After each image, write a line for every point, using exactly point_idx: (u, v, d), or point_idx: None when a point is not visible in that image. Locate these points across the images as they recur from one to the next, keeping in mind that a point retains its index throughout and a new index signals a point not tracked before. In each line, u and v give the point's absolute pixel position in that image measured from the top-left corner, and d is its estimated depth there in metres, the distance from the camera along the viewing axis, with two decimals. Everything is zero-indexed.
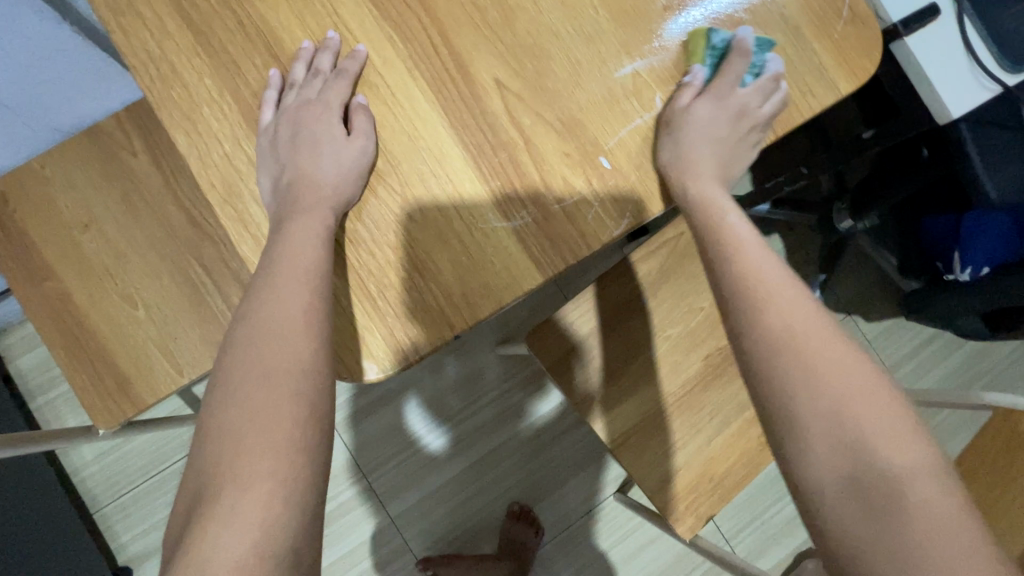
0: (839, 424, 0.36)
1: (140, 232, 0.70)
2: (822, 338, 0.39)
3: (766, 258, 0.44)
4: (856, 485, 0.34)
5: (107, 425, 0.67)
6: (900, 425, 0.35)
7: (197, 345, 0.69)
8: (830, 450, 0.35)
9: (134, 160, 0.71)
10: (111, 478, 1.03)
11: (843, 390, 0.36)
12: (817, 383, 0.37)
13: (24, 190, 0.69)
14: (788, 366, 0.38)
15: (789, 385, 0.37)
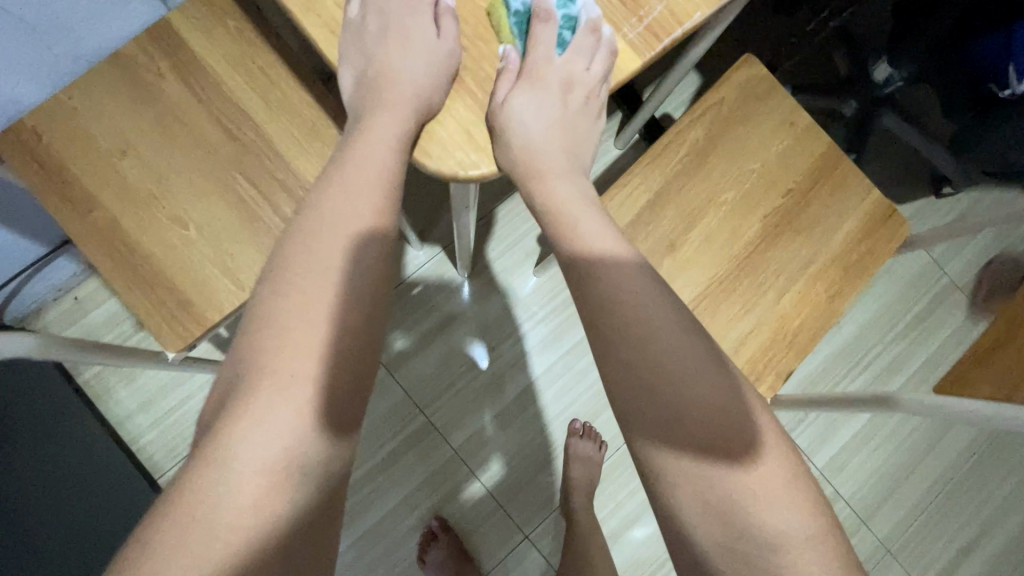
0: (720, 495, 0.45)
1: (179, 152, 0.68)
2: (713, 413, 0.47)
3: (650, 300, 0.52)
4: (740, 542, 0.44)
5: (176, 347, 0.66)
6: (770, 485, 0.45)
7: (255, 258, 0.68)
8: (704, 512, 0.45)
9: (162, 80, 0.69)
10: (172, 441, 1.04)
11: (731, 463, 0.46)
12: (715, 465, 0.45)
13: (56, 124, 0.67)
14: (699, 460, 0.46)
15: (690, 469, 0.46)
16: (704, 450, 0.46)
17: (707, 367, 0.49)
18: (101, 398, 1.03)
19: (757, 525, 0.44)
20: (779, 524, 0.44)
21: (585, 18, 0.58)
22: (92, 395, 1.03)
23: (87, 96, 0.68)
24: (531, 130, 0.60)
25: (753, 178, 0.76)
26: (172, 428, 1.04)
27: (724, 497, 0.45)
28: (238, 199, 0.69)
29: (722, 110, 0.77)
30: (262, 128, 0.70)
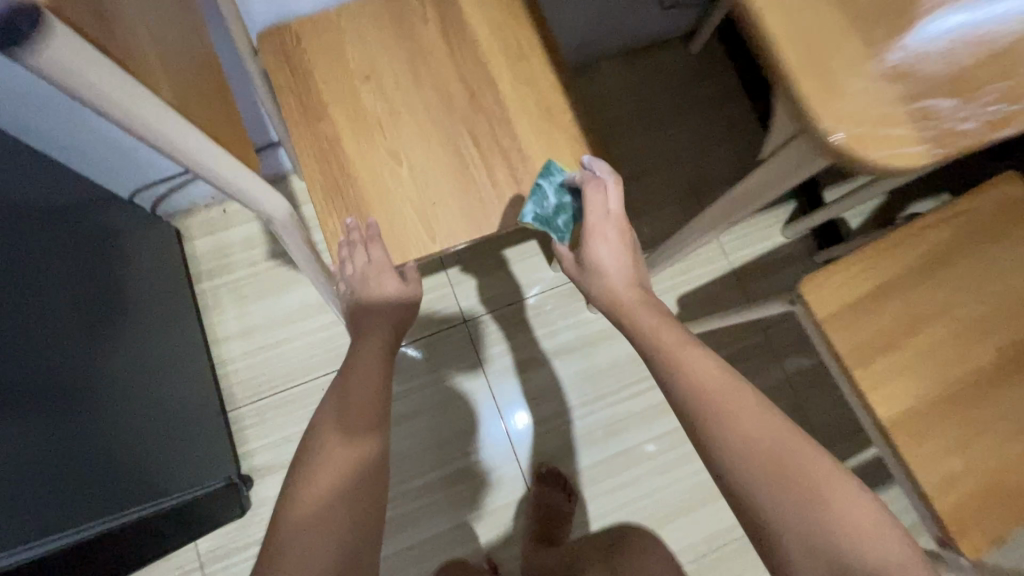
0: (806, 527, 0.45)
1: (418, 93, 0.68)
2: (778, 455, 0.48)
3: (699, 360, 0.54)
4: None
5: (349, 276, 0.64)
6: (854, 521, 0.45)
7: (455, 215, 0.65)
8: (811, 556, 0.44)
9: (425, 26, 0.70)
10: (256, 378, 1.00)
11: (816, 500, 0.46)
12: (797, 501, 0.45)
13: (317, 36, 0.68)
14: (786, 502, 0.46)
15: (779, 510, 0.46)
16: (786, 494, 0.46)
17: (758, 412, 0.50)
18: (208, 313, 1.02)
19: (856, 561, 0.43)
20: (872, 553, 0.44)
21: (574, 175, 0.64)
22: (202, 306, 1.02)
23: (354, 20, 0.69)
24: (614, 283, 0.63)
25: (999, 303, 0.66)
26: (258, 367, 1.01)
27: (817, 530, 0.44)
28: (458, 154, 0.67)
29: (975, 220, 0.69)
30: (501, 95, 0.69)
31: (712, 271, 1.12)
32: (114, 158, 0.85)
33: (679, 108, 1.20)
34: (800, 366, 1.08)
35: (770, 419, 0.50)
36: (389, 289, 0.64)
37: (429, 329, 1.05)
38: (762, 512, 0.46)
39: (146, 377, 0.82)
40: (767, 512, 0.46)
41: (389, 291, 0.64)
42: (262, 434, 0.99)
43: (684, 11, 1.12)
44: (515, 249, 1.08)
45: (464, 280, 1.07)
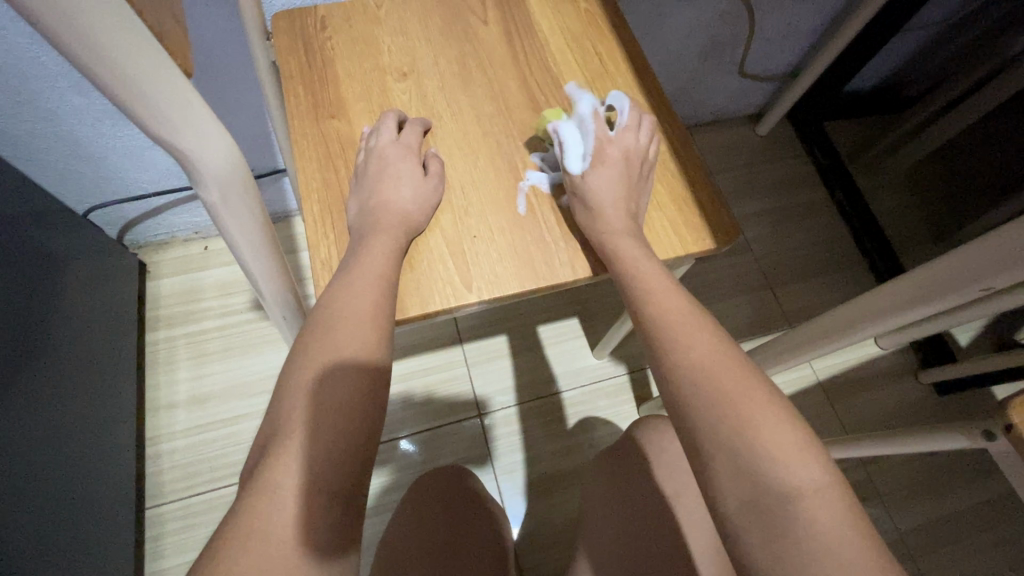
0: (720, 430, 0.33)
1: (467, 99, 0.52)
2: (700, 355, 0.37)
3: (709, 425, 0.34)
4: (754, 501, 0.31)
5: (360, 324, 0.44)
6: (789, 437, 0.33)
7: (500, 254, 0.46)
8: (726, 467, 0.32)
9: (484, 27, 0.55)
10: (192, 466, 0.75)
11: (740, 408, 0.34)
12: (719, 400, 0.34)
13: (349, 23, 0.54)
14: (707, 405, 0.34)
15: (697, 413, 0.34)
16: (704, 393, 0.35)
17: (693, 317, 0.39)
18: (155, 371, 0.80)
19: (770, 474, 0.31)
20: (795, 467, 0.31)
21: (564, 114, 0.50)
22: (149, 361, 0.80)
23: (396, 12, 0.55)
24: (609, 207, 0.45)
25: None
26: (203, 451, 0.76)
27: (730, 433, 0.33)
28: (513, 177, 0.49)
29: None
30: (575, 113, 0.53)
31: (795, 381, 0.89)
32: (76, 162, 0.67)
33: (747, 188, 1.05)
34: (919, 518, 0.81)
35: (707, 330, 0.38)
36: (410, 195, 0.45)
37: (432, 419, 0.81)
38: (684, 419, 0.35)
39: (29, 456, 0.56)
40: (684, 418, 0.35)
41: (406, 195, 0.45)
42: (185, 548, 0.71)
43: (759, 85, 1.01)
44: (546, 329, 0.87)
45: (484, 360, 0.84)
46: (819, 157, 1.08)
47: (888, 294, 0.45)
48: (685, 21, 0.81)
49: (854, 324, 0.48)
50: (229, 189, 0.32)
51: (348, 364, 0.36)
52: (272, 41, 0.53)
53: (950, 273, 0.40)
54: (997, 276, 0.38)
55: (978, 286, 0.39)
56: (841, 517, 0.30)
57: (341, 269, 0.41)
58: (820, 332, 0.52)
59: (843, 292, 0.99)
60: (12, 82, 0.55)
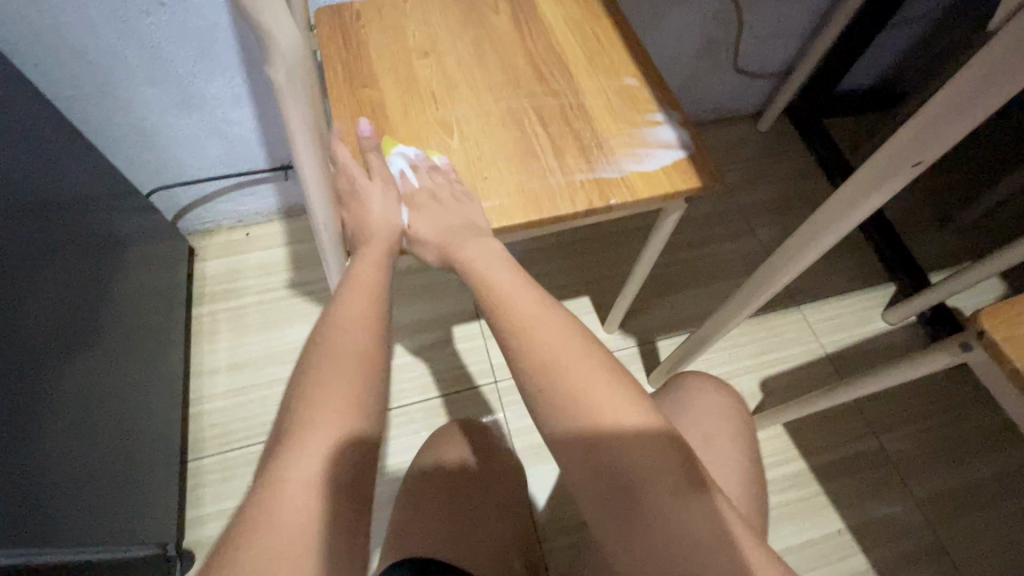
0: (580, 427, 0.37)
1: (480, 71, 0.60)
2: (545, 348, 0.40)
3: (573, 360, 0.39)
4: (591, 480, 0.37)
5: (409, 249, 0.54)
6: (613, 411, 0.38)
7: (512, 191, 0.53)
8: (580, 463, 0.37)
9: (495, 16, 0.64)
10: (232, 423, 0.81)
11: (593, 406, 0.38)
12: (574, 400, 0.38)
13: (380, 14, 0.63)
14: (576, 413, 0.38)
15: (556, 413, 0.38)
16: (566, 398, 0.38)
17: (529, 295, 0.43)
18: (199, 341, 0.87)
19: (614, 459, 0.37)
20: (634, 457, 0.37)
21: (538, 94, 0.58)
22: (194, 333, 0.88)
23: (419, 5, 0.64)
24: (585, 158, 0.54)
25: None
26: (239, 411, 0.82)
27: (581, 444, 0.37)
28: (520, 130, 0.56)
29: None
30: (575, 80, 0.60)
31: (803, 354, 0.91)
32: (143, 150, 0.77)
33: (749, 180, 1.10)
34: (934, 488, 0.81)
35: (569, 327, 0.41)
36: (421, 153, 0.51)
37: (451, 386, 0.86)
38: None
39: (89, 393, 0.63)
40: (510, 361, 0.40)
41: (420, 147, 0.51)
42: (221, 497, 0.77)
43: (756, 83, 1.08)
44: None
45: (496, 334, 0.90)
46: (818, 148, 1.12)
47: (839, 199, 0.49)
48: (679, 20, 0.89)
49: (814, 237, 0.53)
50: (296, 76, 0.36)
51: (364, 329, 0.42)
52: (316, 30, 0.62)
53: (887, 160, 0.45)
54: (927, 150, 0.42)
55: (910, 165, 0.44)
56: (681, 495, 0.36)
57: (379, 231, 0.50)
58: (791, 253, 0.55)
59: (852, 267, 1.00)
60: (101, 72, 0.66)
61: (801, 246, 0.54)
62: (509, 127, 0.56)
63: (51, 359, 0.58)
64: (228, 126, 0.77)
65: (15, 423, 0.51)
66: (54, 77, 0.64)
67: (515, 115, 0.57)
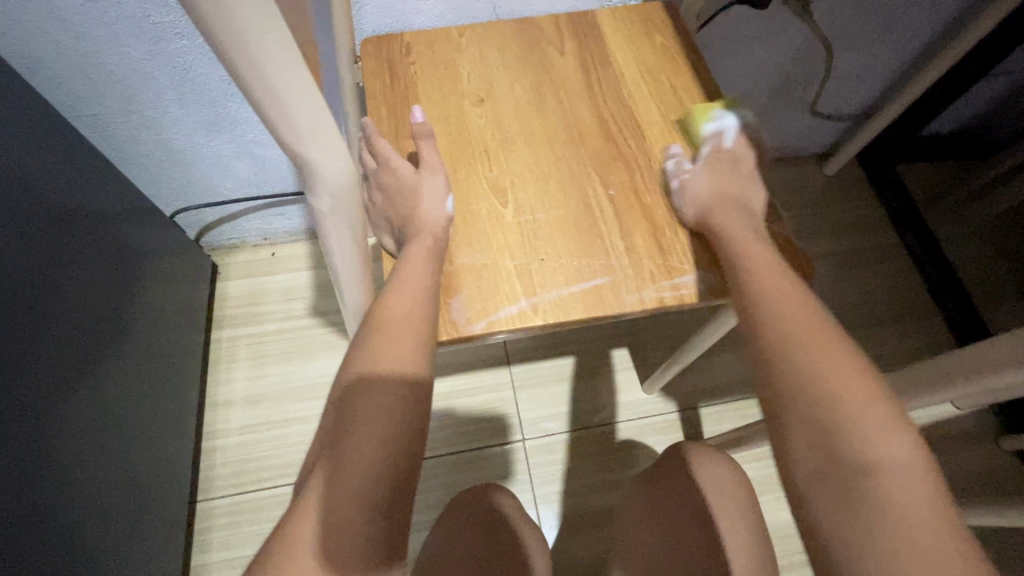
0: (813, 420, 0.35)
1: (540, 125, 0.53)
2: (815, 351, 0.38)
3: (833, 358, 0.37)
4: (828, 481, 0.33)
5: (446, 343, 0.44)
6: (878, 416, 0.34)
7: (569, 277, 0.46)
8: (808, 448, 0.35)
9: (560, 58, 0.56)
10: (245, 462, 0.78)
11: (830, 396, 0.35)
12: (820, 388, 0.36)
13: (432, 49, 0.56)
14: (807, 393, 0.36)
15: (790, 390, 0.37)
16: (811, 392, 0.36)
17: (778, 274, 0.43)
18: (217, 369, 0.83)
19: (852, 451, 0.33)
20: (890, 451, 0.33)
21: (604, 158, 0.51)
22: (213, 360, 0.84)
23: (477, 40, 0.57)
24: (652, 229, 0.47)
25: None
26: (255, 450, 0.79)
27: (816, 410, 0.36)
28: (583, 203, 0.49)
29: None
30: (648, 144, 0.52)
31: None
32: (170, 170, 0.73)
33: (813, 228, 1.00)
34: None
35: (812, 314, 0.40)
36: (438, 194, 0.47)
37: (478, 438, 0.81)
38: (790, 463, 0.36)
39: (98, 437, 0.59)
40: (774, 371, 0.38)
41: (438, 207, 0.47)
42: (230, 545, 0.74)
43: (831, 125, 0.98)
44: (574, 361, 0.86)
45: (530, 384, 0.84)
46: (890, 199, 1.01)
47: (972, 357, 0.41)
48: (759, 57, 0.80)
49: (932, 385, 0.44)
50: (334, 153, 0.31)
51: (392, 343, 0.37)
52: (360, 64, 0.56)
53: None
54: None
55: None
56: (916, 476, 0.32)
57: (424, 232, 0.46)
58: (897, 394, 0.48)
59: (917, 341, 0.92)
60: (127, 92, 0.60)
61: (908, 385, 0.46)
62: (570, 198, 0.49)
63: (54, 407, 0.53)
64: (260, 147, 0.72)
65: (10, 483, 0.47)
66: (78, 95, 0.59)
67: (580, 181, 0.50)
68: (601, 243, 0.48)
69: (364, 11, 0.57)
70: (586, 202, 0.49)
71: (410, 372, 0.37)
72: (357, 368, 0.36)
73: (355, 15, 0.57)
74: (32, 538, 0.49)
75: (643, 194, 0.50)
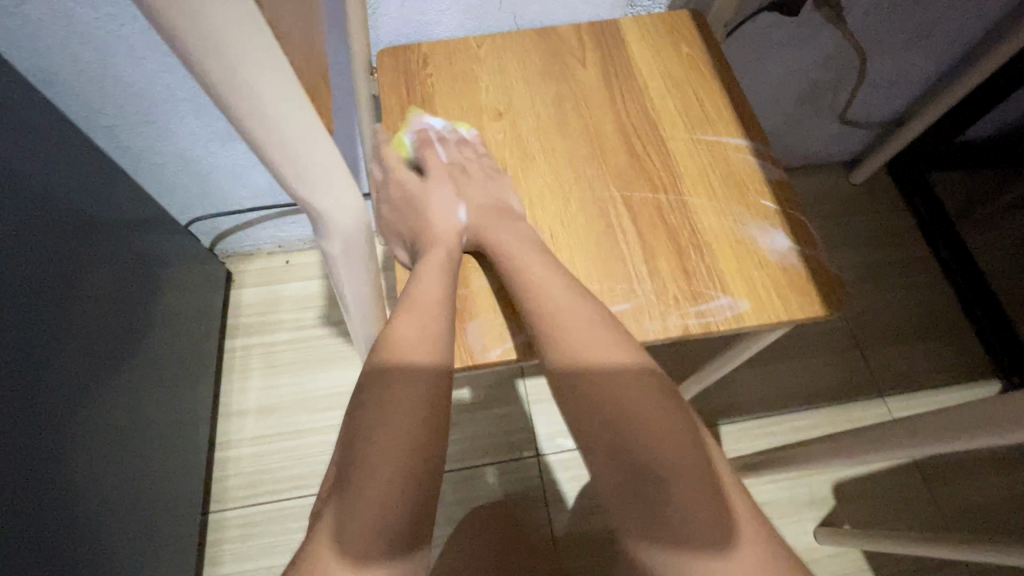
0: (610, 424, 0.34)
1: (561, 141, 0.51)
2: (585, 339, 0.37)
3: (583, 327, 0.38)
4: (624, 488, 0.33)
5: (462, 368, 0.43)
6: (671, 420, 0.34)
7: None
8: (607, 457, 0.34)
9: (582, 70, 0.54)
10: (258, 473, 0.77)
11: (622, 401, 0.34)
12: (609, 389, 0.35)
13: (449, 61, 0.55)
14: (588, 391, 0.35)
15: (580, 395, 0.36)
16: (597, 391, 0.35)
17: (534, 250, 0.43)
18: (230, 378, 0.83)
19: (650, 459, 0.33)
20: (674, 455, 0.33)
21: (627, 173, 0.49)
22: (226, 368, 0.84)
23: (496, 51, 0.55)
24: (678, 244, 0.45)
25: None
26: (268, 461, 0.78)
27: (607, 413, 0.34)
28: (605, 222, 0.47)
29: None
30: (673, 160, 0.50)
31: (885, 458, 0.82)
32: (185, 179, 0.72)
33: (839, 239, 0.97)
34: None
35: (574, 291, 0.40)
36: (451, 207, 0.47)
37: (491, 453, 0.79)
38: None
39: (113, 450, 0.59)
40: (558, 371, 0.37)
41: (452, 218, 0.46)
42: (242, 557, 0.73)
43: (860, 132, 0.94)
44: None
45: (543, 399, 0.83)
46: (920, 209, 0.98)
47: None
48: (787, 64, 0.77)
49: None
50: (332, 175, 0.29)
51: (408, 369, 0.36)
52: (376, 75, 0.55)
53: None
54: None
55: None
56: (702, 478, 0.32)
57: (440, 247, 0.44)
58: None
59: (947, 358, 0.89)
60: (142, 103, 0.60)
61: None
62: (591, 217, 0.48)
63: (71, 420, 0.53)
64: None
65: (27, 500, 0.47)
66: (94, 107, 0.59)
67: (602, 199, 0.48)
68: (622, 265, 0.46)
69: (381, 20, 0.55)
70: (608, 221, 0.47)
71: (427, 400, 0.35)
72: (371, 395, 0.35)
73: (372, 25, 0.56)
74: (48, 554, 0.48)
75: (666, 209, 0.48)
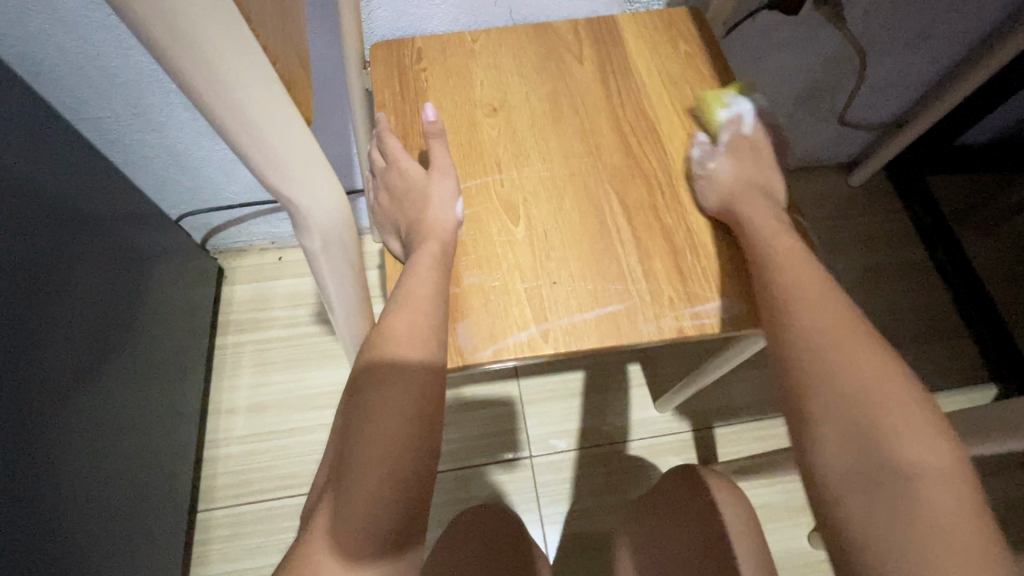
0: (852, 417, 0.34)
1: (556, 138, 0.50)
2: (851, 348, 0.36)
3: (854, 338, 0.36)
4: (855, 476, 0.33)
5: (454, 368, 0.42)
6: (926, 422, 0.33)
7: (583, 301, 0.44)
8: (836, 440, 0.34)
9: (578, 66, 0.54)
10: (247, 472, 0.77)
11: (867, 396, 0.34)
12: (856, 385, 0.34)
13: (443, 56, 0.54)
14: (833, 390, 0.35)
15: (823, 396, 0.35)
16: (848, 389, 0.34)
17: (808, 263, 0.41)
18: (221, 377, 0.82)
19: (889, 453, 0.32)
20: (916, 451, 0.32)
21: (624, 170, 0.49)
22: (217, 366, 0.83)
23: (491, 46, 0.54)
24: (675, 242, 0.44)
25: None
26: (258, 459, 0.77)
27: (859, 410, 0.34)
28: (600, 220, 0.47)
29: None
30: (670, 158, 0.50)
31: None
32: (176, 173, 0.71)
33: (837, 242, 0.96)
34: None
35: (840, 300, 0.39)
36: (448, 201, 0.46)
37: (486, 454, 0.79)
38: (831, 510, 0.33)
39: (100, 446, 0.58)
40: (805, 372, 0.36)
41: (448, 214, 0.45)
42: (231, 556, 0.72)
43: (858, 134, 0.94)
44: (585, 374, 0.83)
45: (538, 400, 0.82)
46: (919, 212, 0.98)
47: None
48: (786, 64, 0.76)
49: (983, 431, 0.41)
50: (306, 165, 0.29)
51: (398, 366, 0.35)
52: (369, 69, 0.54)
53: None
54: None
55: None
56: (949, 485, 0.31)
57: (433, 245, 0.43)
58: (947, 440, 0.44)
59: (946, 362, 0.88)
60: (131, 96, 0.59)
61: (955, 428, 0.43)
62: (585, 216, 0.47)
63: (55, 415, 0.52)
64: None
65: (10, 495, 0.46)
66: (82, 99, 0.58)
67: (598, 197, 0.47)
68: (617, 264, 0.45)
69: (374, 13, 0.54)
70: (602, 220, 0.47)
71: (417, 396, 0.34)
72: (361, 394, 0.34)
73: (364, 19, 0.55)
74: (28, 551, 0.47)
75: (663, 208, 0.47)
